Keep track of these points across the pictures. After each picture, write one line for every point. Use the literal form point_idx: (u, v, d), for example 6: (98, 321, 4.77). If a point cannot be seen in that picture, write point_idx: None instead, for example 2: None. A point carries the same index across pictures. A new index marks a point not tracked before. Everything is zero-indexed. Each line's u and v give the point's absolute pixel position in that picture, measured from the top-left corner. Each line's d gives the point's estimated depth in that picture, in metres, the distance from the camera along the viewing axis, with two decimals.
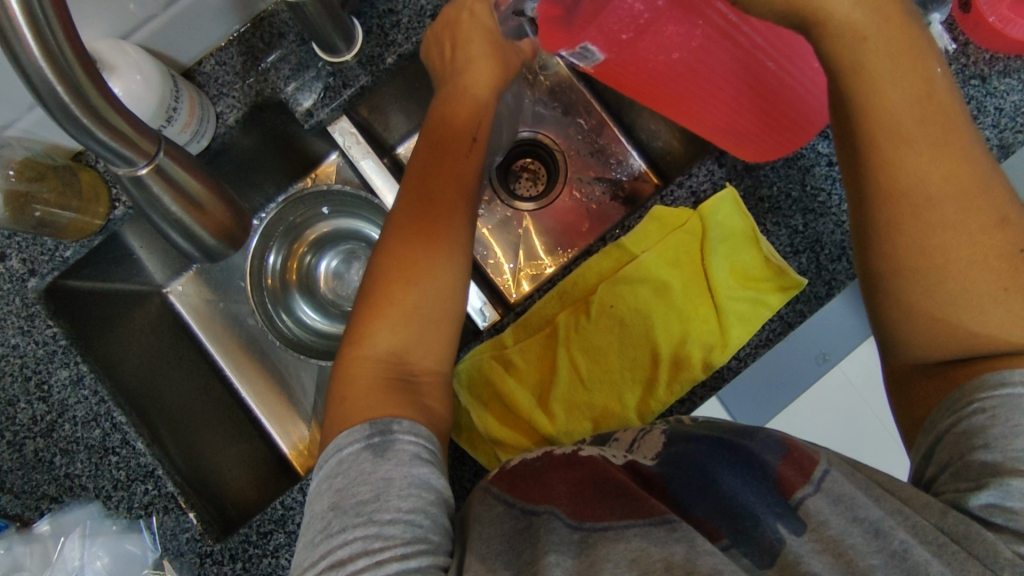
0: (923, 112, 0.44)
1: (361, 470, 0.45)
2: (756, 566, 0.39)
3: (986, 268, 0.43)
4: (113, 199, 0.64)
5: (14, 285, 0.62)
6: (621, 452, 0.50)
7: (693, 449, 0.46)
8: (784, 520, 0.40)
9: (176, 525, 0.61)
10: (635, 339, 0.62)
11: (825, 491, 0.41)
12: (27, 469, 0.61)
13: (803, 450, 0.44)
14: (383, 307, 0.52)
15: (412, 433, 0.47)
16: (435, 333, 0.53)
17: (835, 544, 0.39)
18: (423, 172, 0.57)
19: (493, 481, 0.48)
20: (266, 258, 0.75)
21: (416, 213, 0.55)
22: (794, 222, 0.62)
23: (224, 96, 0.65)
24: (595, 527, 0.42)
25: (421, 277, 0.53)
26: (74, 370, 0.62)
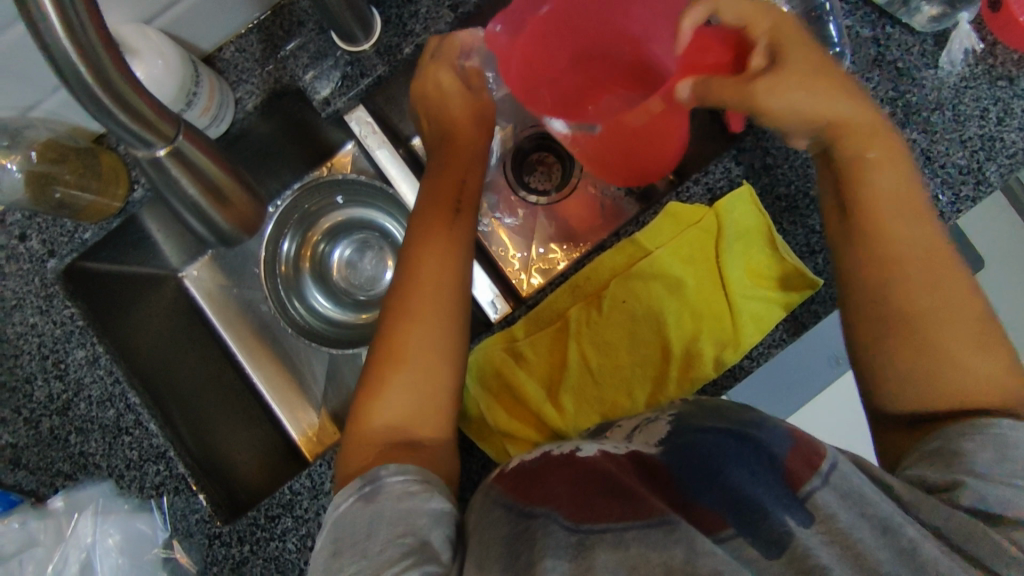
0: (884, 199, 0.50)
1: (354, 518, 0.46)
2: (763, 556, 0.38)
3: (962, 329, 0.48)
4: (132, 181, 0.64)
5: (33, 266, 0.63)
6: (623, 443, 0.50)
7: (700, 442, 0.45)
8: (792, 512, 0.39)
9: (186, 505, 0.61)
10: (645, 335, 0.62)
11: (832, 486, 0.40)
12: (43, 446, 0.62)
13: (811, 446, 0.43)
14: (390, 370, 0.54)
15: (402, 477, 0.48)
16: (436, 401, 0.54)
17: (844, 538, 0.38)
18: (414, 240, 0.59)
19: (494, 483, 0.49)
20: (282, 243, 0.76)
21: (410, 284, 0.57)
22: (811, 221, 0.61)
23: (243, 83, 0.65)
24: (592, 529, 0.42)
25: (427, 348, 0.55)
26: (90, 351, 0.62)
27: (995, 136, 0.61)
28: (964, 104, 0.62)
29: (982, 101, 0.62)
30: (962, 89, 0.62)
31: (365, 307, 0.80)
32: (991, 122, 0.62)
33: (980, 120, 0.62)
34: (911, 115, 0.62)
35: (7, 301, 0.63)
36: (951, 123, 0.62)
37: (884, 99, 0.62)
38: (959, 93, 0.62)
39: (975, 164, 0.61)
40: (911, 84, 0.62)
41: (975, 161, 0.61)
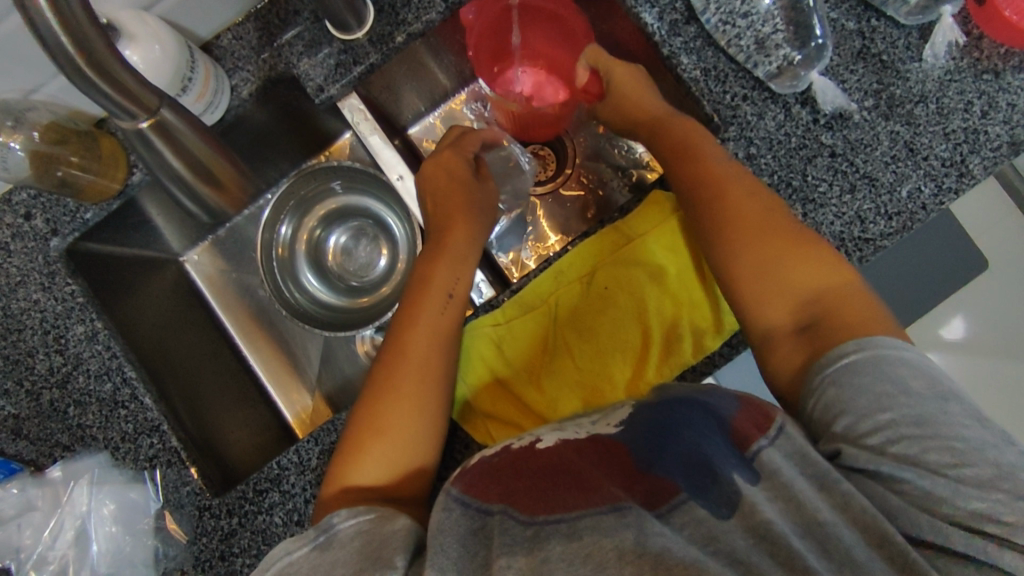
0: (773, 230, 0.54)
1: (305, 564, 0.46)
2: (713, 514, 0.41)
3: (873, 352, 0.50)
4: (131, 166, 0.67)
5: (37, 244, 0.66)
6: (586, 427, 0.52)
7: (661, 412, 0.48)
8: (740, 470, 0.42)
9: (177, 478, 0.64)
10: (627, 321, 0.63)
11: (778, 445, 0.44)
12: (43, 418, 0.64)
13: (760, 409, 0.47)
14: (371, 426, 0.55)
15: (353, 521, 0.49)
16: (410, 453, 0.55)
17: (786, 490, 0.42)
18: (405, 316, 0.61)
19: (453, 484, 0.48)
20: (278, 229, 0.78)
21: (394, 358, 0.58)
22: (793, 212, 0.62)
23: (239, 70, 0.68)
24: (546, 520, 0.43)
25: (407, 398, 0.56)
26: (89, 327, 0.65)
27: (979, 129, 0.62)
28: (948, 98, 0.62)
29: (966, 95, 0.62)
30: (947, 82, 0.62)
31: (358, 293, 0.83)
32: (976, 115, 0.62)
33: (964, 113, 0.62)
34: (894, 107, 0.62)
35: (12, 278, 0.66)
36: (934, 116, 0.62)
37: (868, 91, 0.63)
38: (943, 86, 0.62)
39: (958, 157, 0.61)
40: (895, 77, 0.63)
41: (958, 153, 0.62)
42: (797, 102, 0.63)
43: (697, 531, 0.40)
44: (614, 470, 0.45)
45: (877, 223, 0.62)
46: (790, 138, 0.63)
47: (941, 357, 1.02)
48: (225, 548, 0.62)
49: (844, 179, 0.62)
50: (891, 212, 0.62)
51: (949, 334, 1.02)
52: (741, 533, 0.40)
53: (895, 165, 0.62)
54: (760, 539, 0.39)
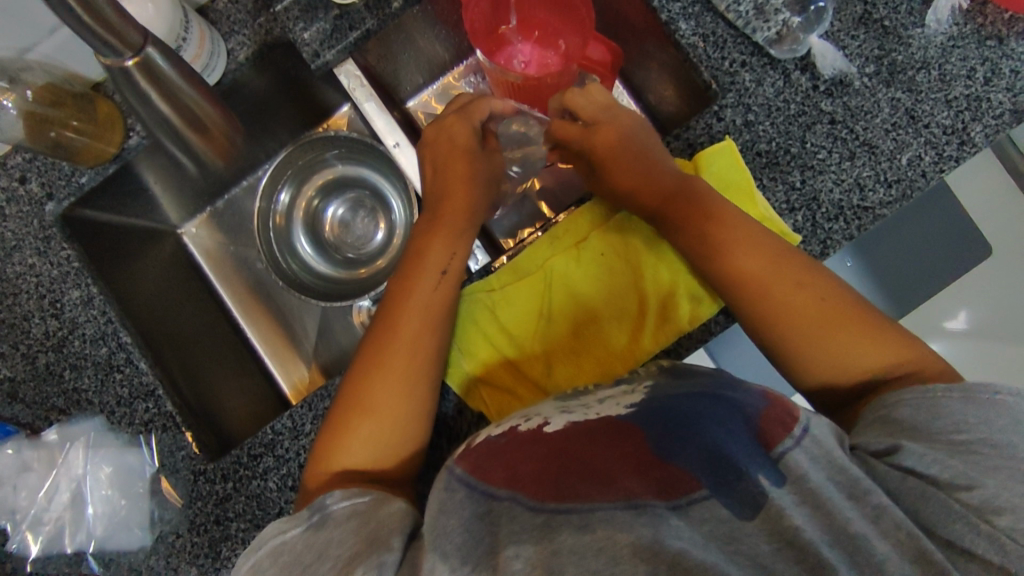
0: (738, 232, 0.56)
1: (303, 547, 0.48)
2: (738, 516, 0.41)
3: (857, 331, 0.53)
4: (127, 129, 0.67)
5: (33, 208, 0.66)
6: (593, 411, 0.53)
7: (678, 403, 0.49)
8: (766, 472, 0.42)
9: (172, 442, 0.64)
10: (624, 288, 0.63)
11: (803, 447, 0.44)
12: (39, 381, 0.65)
13: (782, 411, 0.47)
14: (357, 417, 0.56)
15: (346, 503, 0.51)
16: (398, 438, 0.56)
17: (815, 498, 0.41)
18: (397, 294, 0.60)
19: (458, 461, 0.51)
20: (276, 195, 0.78)
21: (385, 337, 0.58)
22: (791, 178, 0.62)
23: (235, 34, 0.67)
24: (557, 508, 0.43)
25: (393, 385, 0.56)
26: (84, 291, 0.65)
27: (981, 97, 0.61)
28: (950, 64, 0.61)
29: (969, 61, 0.61)
30: (950, 48, 0.61)
31: (355, 265, 0.83)
32: (979, 82, 0.61)
33: (967, 80, 0.61)
34: (895, 74, 0.62)
35: (7, 242, 0.66)
36: (936, 83, 0.61)
37: (869, 58, 0.62)
38: (945, 53, 0.61)
39: (959, 125, 0.61)
40: (897, 43, 0.62)
41: (960, 121, 0.61)
42: (796, 68, 0.62)
43: (719, 528, 0.41)
44: (630, 463, 0.45)
45: (877, 191, 0.61)
46: (789, 105, 0.62)
47: (945, 345, 1.00)
48: (220, 512, 0.62)
49: (844, 146, 0.61)
50: (890, 179, 0.61)
51: (953, 324, 1.01)
52: (765, 537, 0.40)
53: (895, 133, 0.61)
54: (787, 545, 0.39)
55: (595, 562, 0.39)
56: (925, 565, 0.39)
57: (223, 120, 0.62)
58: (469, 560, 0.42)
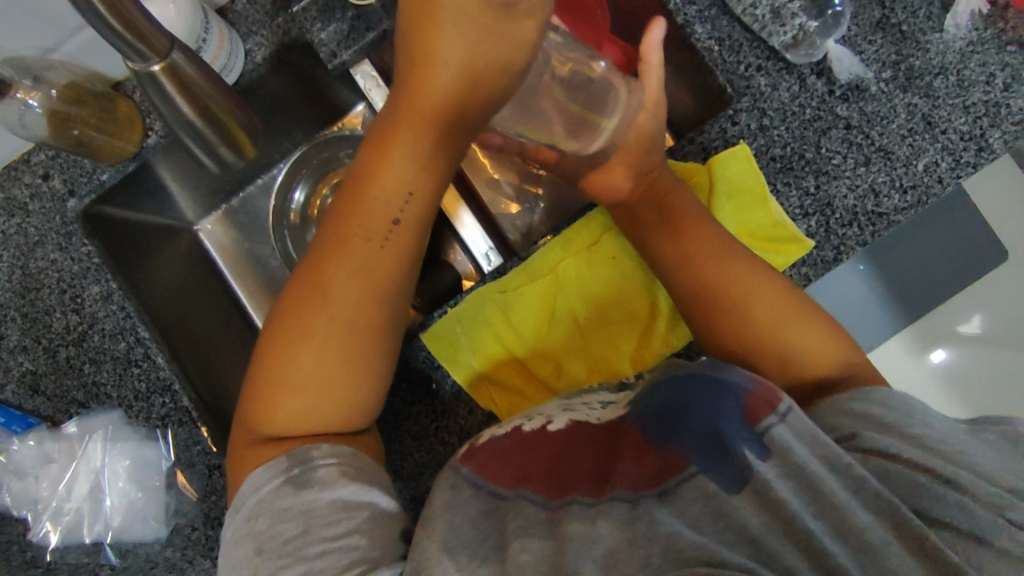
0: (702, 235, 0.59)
1: (284, 506, 0.49)
2: (725, 492, 0.42)
3: (811, 331, 0.55)
4: (147, 129, 0.68)
5: (55, 205, 0.67)
6: (601, 407, 0.54)
7: (671, 389, 0.48)
8: (750, 445, 0.43)
9: (188, 436, 0.65)
10: (634, 290, 0.64)
11: (788, 424, 0.43)
12: (60, 374, 0.66)
13: (769, 390, 0.45)
14: (277, 384, 0.53)
15: (331, 462, 0.51)
16: (332, 404, 0.53)
17: (799, 470, 0.42)
18: (332, 240, 0.53)
19: (464, 463, 0.50)
20: (292, 193, 0.81)
21: (301, 294, 0.54)
22: (805, 183, 0.62)
23: (254, 34, 0.68)
24: (561, 502, 0.45)
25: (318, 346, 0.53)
26: (104, 287, 0.66)
27: (1001, 102, 0.60)
28: (969, 69, 0.61)
29: (989, 67, 0.61)
30: (969, 53, 0.61)
31: None
32: (997, 88, 0.60)
33: (986, 86, 0.60)
34: (913, 79, 0.61)
35: (30, 239, 0.67)
36: (954, 89, 0.61)
37: (886, 62, 0.61)
38: (965, 58, 0.61)
39: (976, 131, 0.60)
40: (915, 48, 0.61)
41: (978, 127, 0.60)
42: (812, 73, 0.62)
43: (709, 505, 0.42)
44: (624, 448, 0.46)
45: (891, 197, 0.61)
46: (804, 109, 0.62)
47: (954, 349, 0.99)
48: None
49: (859, 152, 0.61)
50: (906, 185, 0.61)
51: (967, 328, 1.00)
52: (753, 510, 0.41)
53: (911, 139, 0.61)
54: (773, 518, 0.40)
55: (597, 551, 0.42)
56: (908, 540, 0.39)
57: (246, 119, 0.61)
58: (478, 554, 0.45)
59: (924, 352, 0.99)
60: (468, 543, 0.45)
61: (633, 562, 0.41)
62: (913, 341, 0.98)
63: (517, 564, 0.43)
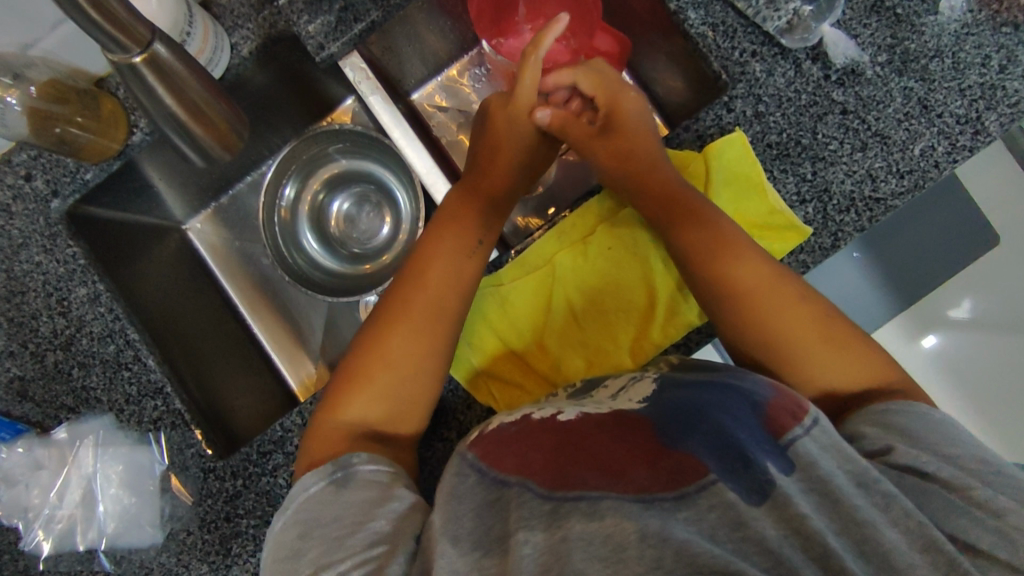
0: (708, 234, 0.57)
1: (328, 500, 0.49)
2: (744, 501, 0.41)
3: (829, 344, 0.53)
4: (132, 125, 0.66)
5: (38, 205, 0.66)
6: (603, 402, 0.53)
7: (684, 394, 0.49)
8: (773, 458, 0.42)
9: (181, 440, 0.64)
10: (631, 281, 0.63)
11: (813, 437, 0.43)
12: (48, 379, 0.65)
13: (792, 399, 0.46)
14: (358, 387, 0.56)
15: (374, 465, 0.51)
16: (400, 408, 0.56)
17: (822, 486, 0.41)
18: (412, 270, 0.61)
19: (470, 446, 0.52)
20: (282, 188, 0.77)
21: (406, 295, 0.59)
22: (802, 170, 0.61)
23: (239, 28, 0.67)
24: (566, 496, 0.44)
25: (394, 354, 0.56)
26: (91, 288, 0.65)
27: (996, 85, 0.60)
28: (964, 52, 0.60)
29: (984, 49, 0.60)
30: (964, 36, 0.60)
31: (362, 260, 0.82)
32: (993, 70, 0.60)
33: (981, 68, 0.60)
34: (908, 62, 0.61)
35: (13, 240, 0.66)
36: (949, 71, 0.60)
37: (881, 46, 0.61)
38: (960, 40, 0.60)
39: (973, 114, 0.60)
40: (909, 31, 0.61)
41: (974, 110, 0.60)
42: (807, 58, 0.61)
43: (726, 514, 0.41)
44: (639, 452, 0.46)
45: (888, 182, 0.60)
46: (800, 95, 0.61)
47: (947, 335, 1.01)
48: (230, 510, 0.62)
49: (855, 137, 0.61)
50: (903, 170, 0.60)
51: (957, 313, 1.01)
52: (771, 522, 0.40)
53: (908, 123, 0.60)
54: (793, 533, 0.39)
55: (602, 550, 0.41)
56: (932, 554, 0.39)
57: (230, 112, 0.59)
58: (480, 543, 0.45)
59: (916, 338, 1.01)
60: (471, 531, 0.46)
61: (643, 562, 0.40)
62: (904, 328, 1.00)
63: (519, 557, 0.42)
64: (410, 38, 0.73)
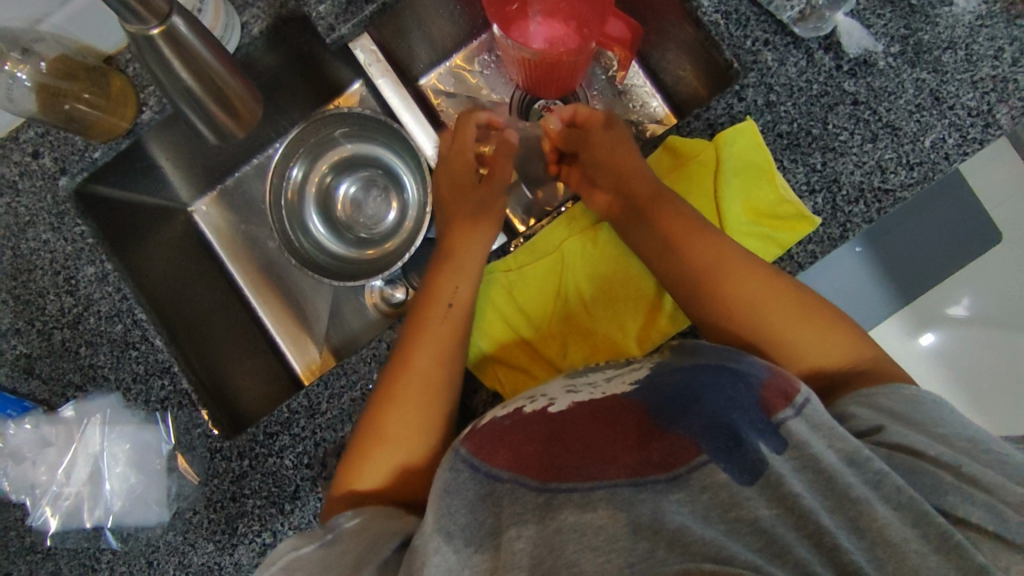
0: (674, 216, 0.59)
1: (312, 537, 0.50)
2: (738, 481, 0.41)
3: (814, 329, 0.54)
4: (140, 104, 0.65)
5: (45, 183, 0.65)
6: (603, 386, 0.54)
7: (682, 377, 0.50)
8: (766, 439, 0.43)
9: (188, 420, 0.64)
10: (638, 270, 0.63)
11: (803, 417, 0.44)
12: (55, 357, 0.65)
13: (787, 380, 0.46)
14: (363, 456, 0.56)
15: (356, 520, 0.52)
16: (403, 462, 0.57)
17: (815, 463, 0.41)
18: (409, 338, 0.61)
19: (461, 443, 0.51)
20: (290, 170, 0.77)
21: (399, 364, 0.59)
22: (812, 160, 0.61)
23: (249, 7, 0.66)
24: (559, 488, 0.45)
25: (394, 418, 0.57)
26: (99, 268, 0.65)
27: (1009, 78, 0.60)
28: (977, 44, 0.60)
29: (997, 41, 0.60)
30: (978, 28, 0.60)
31: (367, 244, 0.82)
32: (1007, 63, 0.60)
33: (994, 61, 0.60)
34: (921, 54, 0.60)
35: (21, 218, 0.66)
36: (963, 63, 0.60)
37: (894, 37, 0.61)
38: (974, 32, 0.60)
39: (985, 106, 0.60)
40: (923, 22, 0.61)
41: (985, 102, 0.60)
42: (820, 47, 0.61)
43: (719, 495, 0.41)
44: (629, 439, 0.46)
45: (898, 173, 0.60)
46: (812, 85, 0.61)
47: (943, 332, 1.00)
48: (236, 490, 0.62)
49: (866, 128, 0.60)
50: (912, 162, 0.60)
51: (956, 310, 1.00)
52: (764, 502, 0.40)
53: (919, 114, 0.60)
54: (786, 511, 0.39)
55: (595, 539, 0.41)
56: (924, 527, 0.38)
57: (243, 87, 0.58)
58: (474, 539, 0.45)
59: (917, 336, 0.99)
60: (464, 527, 0.46)
61: (636, 553, 0.40)
62: (904, 327, 0.99)
63: (510, 555, 0.42)
64: (420, 21, 0.73)
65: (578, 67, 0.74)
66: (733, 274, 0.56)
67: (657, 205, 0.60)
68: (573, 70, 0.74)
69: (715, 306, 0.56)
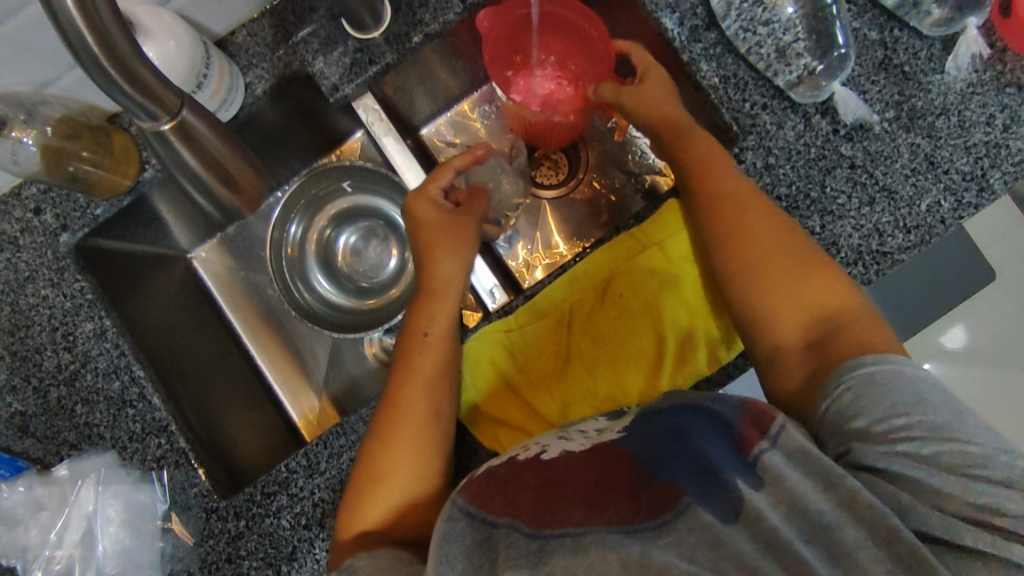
0: (722, 193, 0.59)
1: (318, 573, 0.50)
2: (719, 521, 0.41)
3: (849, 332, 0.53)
4: (143, 161, 0.66)
5: (47, 239, 0.66)
6: (589, 438, 0.52)
7: (665, 420, 0.48)
8: (743, 475, 0.42)
9: (185, 479, 0.63)
10: (642, 329, 0.63)
11: (778, 448, 0.44)
12: (50, 415, 0.64)
13: (763, 411, 0.46)
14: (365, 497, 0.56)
15: (368, 560, 0.51)
16: (408, 492, 0.56)
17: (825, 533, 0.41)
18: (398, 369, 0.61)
19: (459, 493, 0.50)
20: (289, 226, 0.78)
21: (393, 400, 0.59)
22: (810, 224, 0.62)
23: (254, 67, 0.68)
24: (552, 534, 0.43)
25: (395, 453, 0.57)
26: (97, 324, 0.65)
27: (1001, 143, 0.61)
28: (969, 111, 0.61)
29: (989, 108, 0.61)
30: (969, 95, 0.62)
31: (368, 294, 0.82)
32: (998, 129, 0.61)
33: (986, 127, 0.61)
34: (915, 119, 0.62)
35: (20, 274, 0.65)
36: (955, 129, 0.61)
37: (889, 103, 0.62)
38: (966, 99, 0.62)
39: (978, 171, 0.61)
40: (917, 88, 0.62)
41: (979, 168, 0.61)
42: (817, 112, 0.62)
43: (704, 534, 0.40)
44: (619, 487, 0.45)
45: (895, 236, 0.61)
46: (810, 148, 0.62)
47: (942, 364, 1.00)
48: (232, 551, 0.61)
49: (863, 191, 0.61)
50: (909, 225, 0.61)
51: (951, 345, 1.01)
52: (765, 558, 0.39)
53: (914, 178, 0.61)
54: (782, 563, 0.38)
55: None
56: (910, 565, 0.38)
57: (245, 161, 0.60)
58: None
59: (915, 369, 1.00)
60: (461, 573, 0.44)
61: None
62: None
63: None
64: (424, 78, 0.74)
65: (571, 126, 0.75)
66: (778, 260, 0.56)
67: (696, 163, 0.60)
68: (565, 129, 0.75)
69: (755, 283, 0.56)
